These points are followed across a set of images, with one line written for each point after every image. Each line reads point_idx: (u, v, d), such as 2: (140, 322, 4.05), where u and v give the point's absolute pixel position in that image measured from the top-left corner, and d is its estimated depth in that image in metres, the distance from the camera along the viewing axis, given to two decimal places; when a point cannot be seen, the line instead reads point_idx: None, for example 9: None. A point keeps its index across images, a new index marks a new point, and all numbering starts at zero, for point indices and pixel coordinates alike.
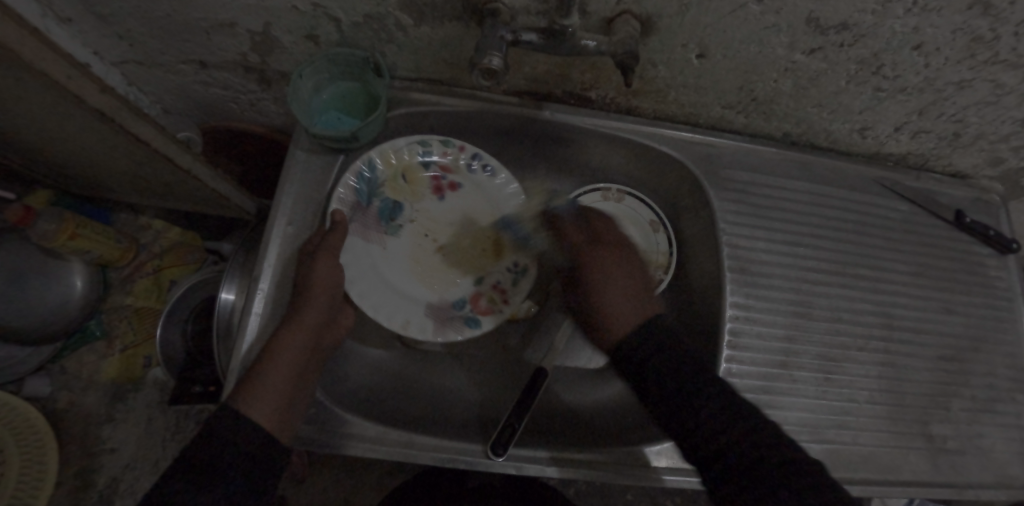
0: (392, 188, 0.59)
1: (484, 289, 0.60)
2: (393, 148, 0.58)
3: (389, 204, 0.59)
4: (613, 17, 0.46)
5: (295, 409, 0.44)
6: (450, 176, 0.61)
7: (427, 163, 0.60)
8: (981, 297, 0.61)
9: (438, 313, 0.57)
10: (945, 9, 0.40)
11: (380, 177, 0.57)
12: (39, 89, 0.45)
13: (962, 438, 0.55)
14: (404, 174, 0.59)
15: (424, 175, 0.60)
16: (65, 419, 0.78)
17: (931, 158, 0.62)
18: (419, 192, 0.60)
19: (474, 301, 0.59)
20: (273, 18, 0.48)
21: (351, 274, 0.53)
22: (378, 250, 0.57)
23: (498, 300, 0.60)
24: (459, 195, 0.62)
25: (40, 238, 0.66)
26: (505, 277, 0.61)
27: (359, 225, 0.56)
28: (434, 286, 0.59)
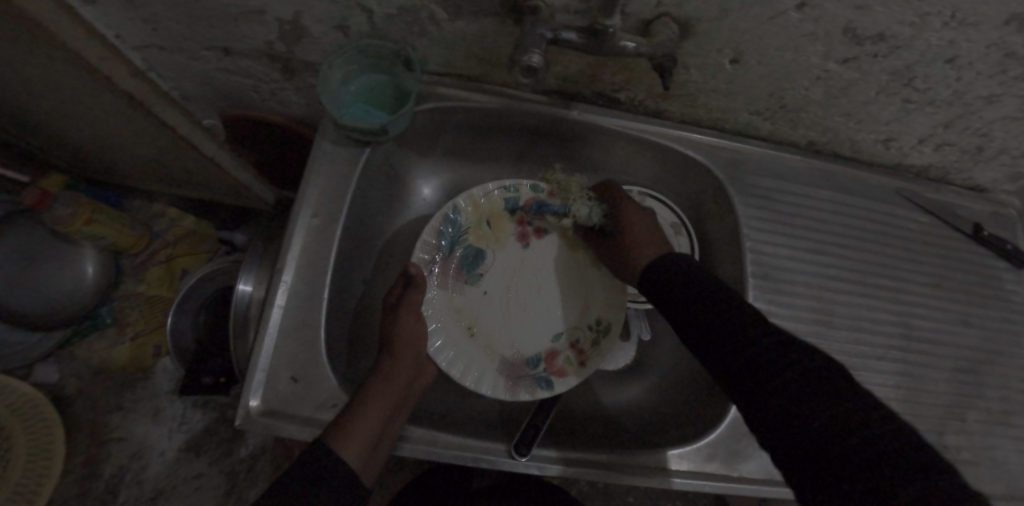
0: (473, 232, 0.60)
1: (561, 347, 0.57)
2: (480, 196, 0.60)
3: (471, 252, 0.60)
4: (652, 18, 0.46)
5: (380, 452, 0.43)
6: (535, 222, 0.62)
7: (513, 205, 0.61)
8: (997, 310, 0.61)
9: (510, 370, 0.55)
10: (983, 23, 0.40)
11: (465, 224, 0.60)
12: (67, 69, 0.44)
13: (976, 449, 0.56)
14: (497, 215, 0.61)
15: (510, 221, 0.62)
16: (71, 406, 0.77)
17: (952, 171, 0.62)
18: (503, 239, 0.61)
19: (548, 352, 0.57)
20: (307, 7, 0.47)
21: (434, 325, 0.55)
22: (457, 297, 0.58)
23: (574, 361, 0.56)
24: (540, 241, 0.62)
25: (56, 222, 0.67)
26: (588, 333, 0.58)
27: (439, 276, 0.58)
28: (512, 338, 0.57)
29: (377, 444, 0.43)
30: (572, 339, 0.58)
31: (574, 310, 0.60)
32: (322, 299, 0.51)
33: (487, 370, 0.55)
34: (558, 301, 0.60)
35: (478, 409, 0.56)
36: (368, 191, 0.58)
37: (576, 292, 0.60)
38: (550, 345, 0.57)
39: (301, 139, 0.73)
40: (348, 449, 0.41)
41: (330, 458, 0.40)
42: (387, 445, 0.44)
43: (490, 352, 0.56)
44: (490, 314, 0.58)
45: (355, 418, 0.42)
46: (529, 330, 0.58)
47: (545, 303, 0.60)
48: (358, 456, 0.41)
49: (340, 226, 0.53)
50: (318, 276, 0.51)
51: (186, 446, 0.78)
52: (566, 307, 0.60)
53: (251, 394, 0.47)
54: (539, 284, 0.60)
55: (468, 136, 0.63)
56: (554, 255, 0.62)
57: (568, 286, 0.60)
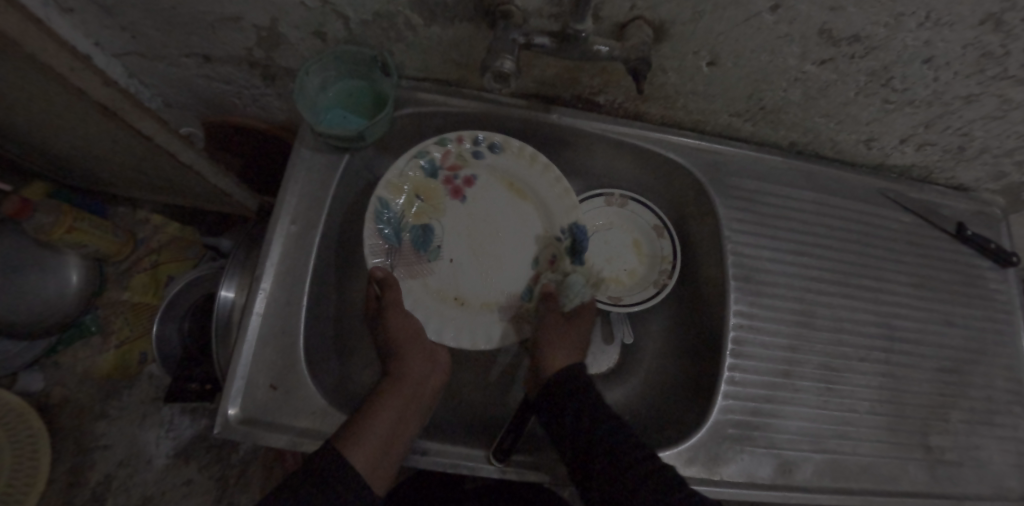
0: (410, 215, 0.57)
1: (543, 270, 0.59)
2: (397, 176, 0.56)
3: (418, 233, 0.57)
4: (625, 22, 0.46)
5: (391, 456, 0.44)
6: (461, 173, 0.59)
7: (433, 170, 0.58)
8: (981, 309, 0.61)
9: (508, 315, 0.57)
10: (957, 23, 0.40)
11: (399, 211, 0.56)
12: (39, 79, 0.44)
13: (960, 450, 0.56)
14: (427, 184, 0.58)
15: (439, 185, 0.59)
16: (58, 413, 0.77)
17: (935, 171, 0.62)
18: (440, 204, 0.59)
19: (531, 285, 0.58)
20: (281, 14, 0.47)
21: (422, 315, 0.54)
22: (433, 279, 0.57)
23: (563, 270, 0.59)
24: (477, 188, 0.60)
25: (36, 231, 0.66)
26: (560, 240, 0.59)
27: (402, 267, 0.56)
28: (497, 286, 0.58)
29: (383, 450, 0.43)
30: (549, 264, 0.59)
31: (534, 232, 0.60)
32: (300, 306, 0.51)
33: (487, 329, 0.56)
34: (524, 238, 0.60)
35: (459, 413, 0.56)
36: (348, 197, 0.58)
37: (537, 219, 0.60)
38: (531, 275, 0.59)
39: (283, 145, 0.73)
40: (358, 457, 0.41)
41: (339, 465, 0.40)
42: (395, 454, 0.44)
43: (479, 312, 0.57)
44: (467, 278, 0.58)
45: (364, 422, 0.44)
46: (508, 277, 0.58)
47: (512, 235, 0.60)
48: (365, 464, 0.41)
49: (319, 232, 0.53)
50: (297, 283, 0.51)
51: (173, 453, 0.78)
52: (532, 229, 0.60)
53: (230, 403, 0.46)
54: (496, 226, 0.59)
55: None
56: (497, 193, 0.60)
57: (525, 219, 0.60)
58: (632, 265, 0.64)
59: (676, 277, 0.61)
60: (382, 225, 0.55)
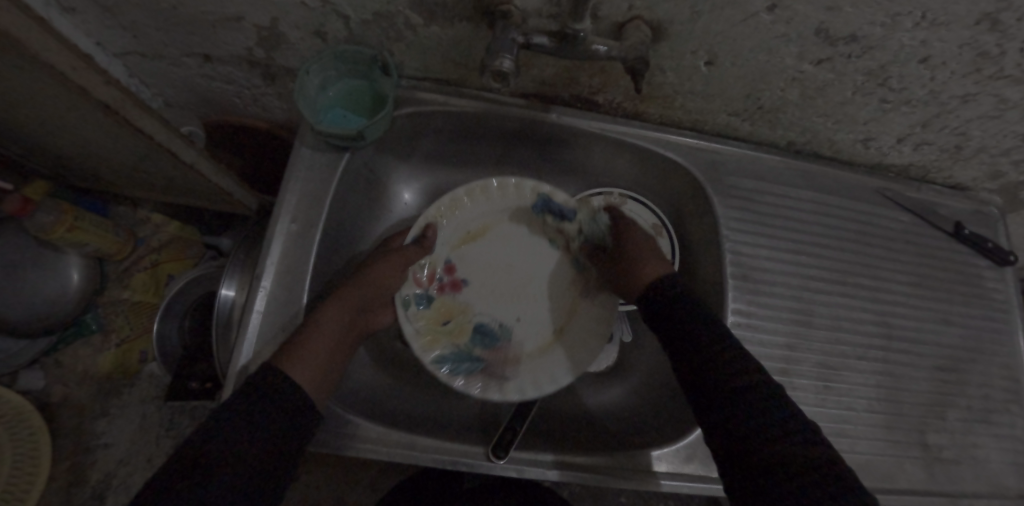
0: (456, 338, 0.56)
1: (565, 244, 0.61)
2: (416, 332, 0.55)
3: (480, 339, 0.57)
4: (624, 21, 0.46)
5: (330, 372, 0.45)
6: (441, 272, 0.59)
7: (428, 298, 0.57)
8: (978, 308, 0.62)
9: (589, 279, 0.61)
10: (953, 23, 0.40)
11: (450, 347, 0.55)
12: (40, 77, 0.44)
13: (958, 448, 0.56)
14: (437, 311, 0.57)
15: (443, 298, 0.58)
16: (58, 412, 0.77)
17: (932, 170, 0.62)
18: (459, 303, 0.58)
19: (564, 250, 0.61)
20: (281, 14, 0.47)
21: (541, 377, 0.55)
22: (528, 344, 0.57)
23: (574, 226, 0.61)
24: (461, 266, 0.60)
25: (36, 230, 0.67)
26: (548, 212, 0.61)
27: (507, 365, 0.55)
28: (551, 286, 0.60)
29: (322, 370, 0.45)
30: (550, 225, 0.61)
31: (527, 228, 0.61)
32: (300, 305, 0.51)
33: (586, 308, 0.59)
34: (528, 245, 0.61)
35: (457, 411, 0.56)
36: (348, 196, 0.58)
37: (517, 223, 0.61)
38: (564, 255, 0.61)
39: (283, 144, 0.73)
40: (299, 367, 0.43)
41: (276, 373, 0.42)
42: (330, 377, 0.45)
43: (574, 320, 0.59)
44: (540, 312, 0.59)
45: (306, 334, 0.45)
46: (547, 268, 0.61)
47: (517, 245, 0.61)
48: (303, 374, 0.43)
49: (319, 232, 0.53)
50: (297, 282, 0.51)
51: (173, 451, 0.78)
52: (524, 229, 0.61)
53: (231, 399, 0.47)
54: (504, 262, 0.60)
55: (448, 139, 0.64)
56: (474, 251, 0.60)
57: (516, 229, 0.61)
58: None
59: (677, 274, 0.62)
60: (462, 372, 0.53)
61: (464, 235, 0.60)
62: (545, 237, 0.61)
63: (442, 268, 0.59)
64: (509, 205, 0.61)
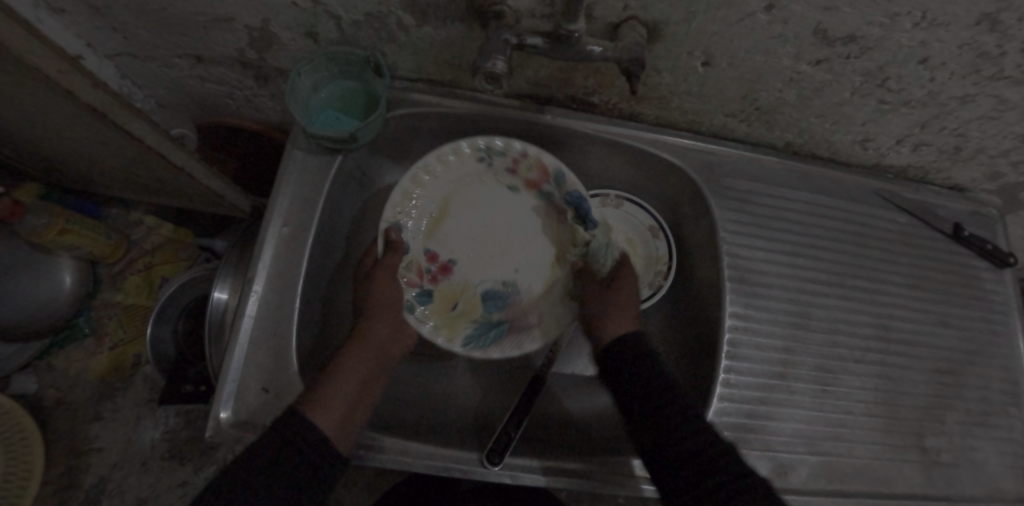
0: (472, 315, 0.56)
1: (527, 186, 0.60)
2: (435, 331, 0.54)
3: (491, 302, 0.57)
4: (619, 21, 0.45)
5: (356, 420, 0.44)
6: (428, 264, 0.57)
7: (426, 293, 0.56)
8: (977, 310, 0.61)
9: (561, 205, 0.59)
10: (952, 23, 0.40)
11: (469, 329, 0.55)
12: (28, 81, 0.43)
13: (956, 451, 0.55)
14: (441, 301, 0.56)
15: (440, 285, 0.57)
16: (51, 416, 0.77)
17: (931, 171, 0.62)
18: (458, 284, 0.57)
19: (528, 186, 0.60)
20: (271, 14, 0.47)
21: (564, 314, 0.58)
22: (533, 288, 0.58)
23: (528, 164, 0.59)
24: (443, 249, 0.58)
25: (28, 233, 0.66)
26: (494, 157, 0.59)
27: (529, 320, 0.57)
28: (526, 221, 0.60)
29: (351, 417, 0.43)
30: (500, 170, 0.59)
31: (483, 183, 0.59)
32: (292, 309, 0.50)
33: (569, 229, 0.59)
34: (496, 199, 0.60)
35: (452, 415, 0.56)
36: (341, 199, 0.58)
37: (471, 185, 0.59)
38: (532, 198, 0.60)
39: (277, 145, 0.73)
40: (326, 419, 0.41)
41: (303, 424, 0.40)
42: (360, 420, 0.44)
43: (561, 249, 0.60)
44: (531, 254, 0.59)
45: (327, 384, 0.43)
46: (519, 211, 0.60)
47: (485, 203, 0.59)
48: (333, 427, 0.41)
49: (311, 235, 0.53)
50: (290, 286, 0.51)
51: (168, 455, 0.77)
52: (479, 184, 0.59)
53: (222, 405, 0.46)
54: (478, 229, 0.59)
55: (442, 141, 0.63)
56: (448, 231, 0.58)
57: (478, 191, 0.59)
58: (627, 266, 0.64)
59: (672, 276, 0.62)
60: (492, 340, 0.55)
61: (436, 219, 0.58)
62: (504, 184, 0.60)
63: (426, 261, 0.57)
64: (459, 173, 0.58)
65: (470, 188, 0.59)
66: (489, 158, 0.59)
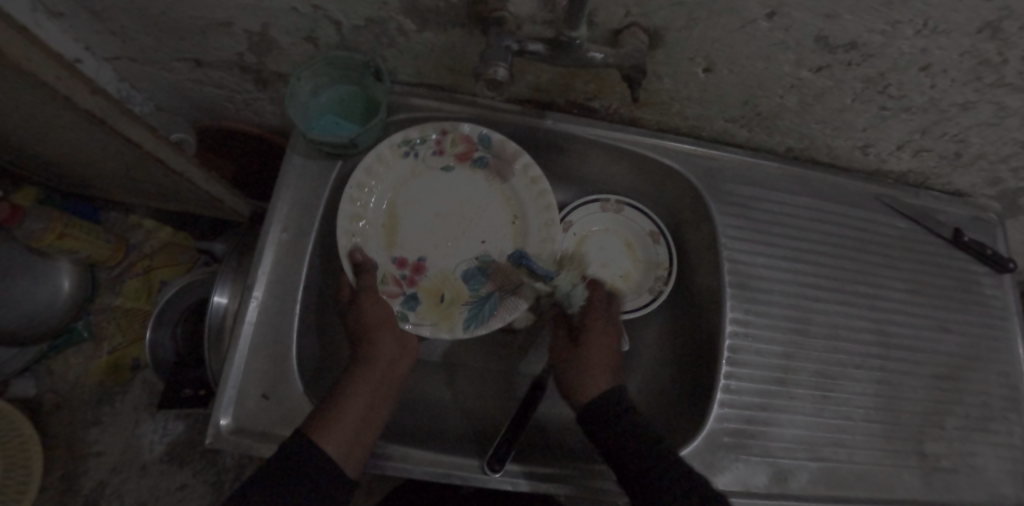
0: (462, 299, 0.55)
1: (456, 162, 0.58)
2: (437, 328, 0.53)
3: (474, 279, 0.57)
4: (620, 28, 0.45)
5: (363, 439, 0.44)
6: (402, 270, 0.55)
7: (411, 297, 0.54)
8: (976, 315, 0.61)
9: (497, 166, 0.58)
10: (954, 31, 0.40)
11: (467, 312, 0.55)
12: (26, 87, 0.43)
13: (955, 457, 0.56)
14: (428, 298, 0.55)
15: (422, 283, 0.56)
16: (50, 420, 0.77)
17: (931, 176, 0.62)
18: (438, 278, 0.56)
19: (461, 160, 0.58)
20: (271, 19, 0.46)
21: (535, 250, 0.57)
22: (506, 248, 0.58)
23: (450, 140, 0.57)
24: (407, 252, 0.56)
25: (26, 237, 0.66)
26: (418, 148, 0.57)
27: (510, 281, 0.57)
28: (467, 189, 0.58)
29: (355, 440, 0.43)
30: (428, 157, 0.57)
31: (416, 175, 0.57)
32: (292, 314, 0.50)
33: (512, 185, 0.58)
34: (440, 185, 0.58)
35: (452, 421, 0.56)
36: None
37: (407, 182, 0.57)
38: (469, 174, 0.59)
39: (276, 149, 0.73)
40: (328, 442, 0.42)
41: (310, 449, 0.41)
42: (366, 443, 0.44)
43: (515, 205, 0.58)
44: (491, 218, 0.58)
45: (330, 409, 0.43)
46: (463, 185, 0.58)
47: (429, 192, 0.58)
48: (338, 450, 0.42)
49: (311, 240, 0.53)
50: (290, 292, 0.51)
51: (168, 458, 0.77)
52: (416, 177, 0.57)
53: (222, 412, 0.46)
54: (430, 220, 0.58)
55: None
56: (405, 233, 0.57)
57: (416, 186, 0.58)
58: (627, 270, 0.64)
59: (672, 281, 0.62)
60: (490, 312, 0.54)
61: (392, 226, 0.56)
62: (437, 169, 0.58)
63: (397, 268, 0.55)
64: (394, 175, 0.56)
65: (412, 185, 0.57)
66: (411, 148, 0.56)
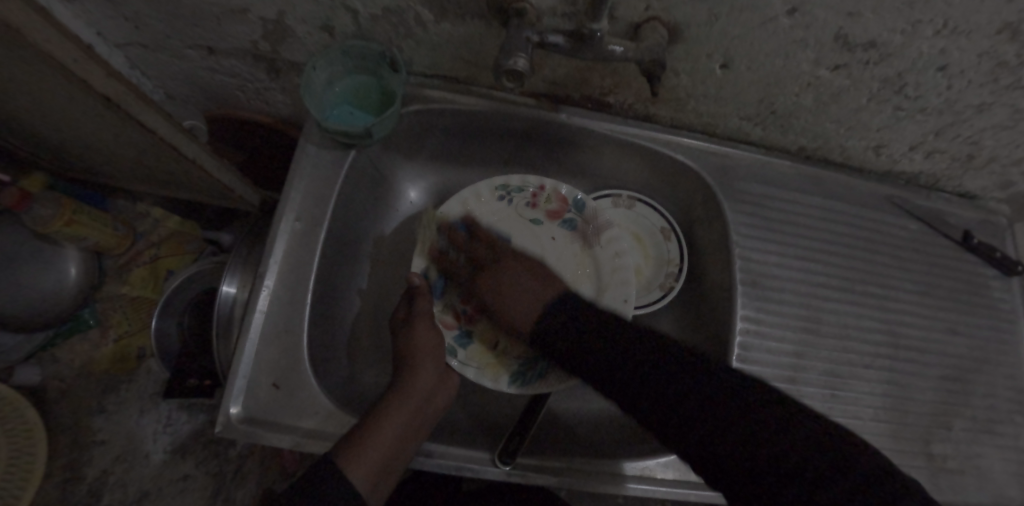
0: (515, 350, 0.55)
1: (544, 216, 0.61)
2: (473, 367, 0.53)
3: None
4: (641, 22, 0.45)
5: (392, 470, 0.42)
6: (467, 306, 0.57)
7: (468, 335, 0.56)
8: (984, 317, 0.61)
9: (585, 231, 0.60)
10: (974, 32, 0.40)
11: (511, 366, 0.54)
12: (41, 69, 0.43)
13: (962, 458, 0.56)
14: (482, 341, 0.56)
15: (479, 324, 0.57)
16: (54, 409, 0.76)
17: (942, 179, 0.62)
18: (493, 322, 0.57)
19: (551, 217, 0.61)
20: (288, 7, 0.46)
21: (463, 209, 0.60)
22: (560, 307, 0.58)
23: (550, 196, 0.61)
24: None
25: (35, 224, 0.66)
26: (519, 196, 0.61)
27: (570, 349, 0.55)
28: (548, 245, 0.60)
29: (384, 474, 0.42)
30: (522, 206, 0.61)
31: (505, 220, 0.61)
32: (304, 304, 0.50)
33: (597, 253, 0.59)
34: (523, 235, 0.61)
35: (462, 415, 0.56)
36: (354, 194, 0.57)
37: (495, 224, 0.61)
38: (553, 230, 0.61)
39: (287, 139, 0.72)
40: (354, 471, 0.40)
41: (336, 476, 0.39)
42: (391, 475, 0.43)
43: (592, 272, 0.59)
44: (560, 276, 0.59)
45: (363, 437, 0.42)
46: (543, 240, 0.61)
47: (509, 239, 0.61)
48: (364, 480, 0.40)
49: (324, 230, 0.52)
50: (302, 281, 0.50)
51: (172, 448, 0.77)
52: (504, 220, 0.61)
53: (232, 401, 0.46)
54: None
55: (455, 138, 0.63)
56: (477, 271, 0.59)
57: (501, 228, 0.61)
58: (637, 268, 0.64)
59: (683, 278, 0.62)
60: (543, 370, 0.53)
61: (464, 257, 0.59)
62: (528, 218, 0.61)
63: (461, 302, 0.58)
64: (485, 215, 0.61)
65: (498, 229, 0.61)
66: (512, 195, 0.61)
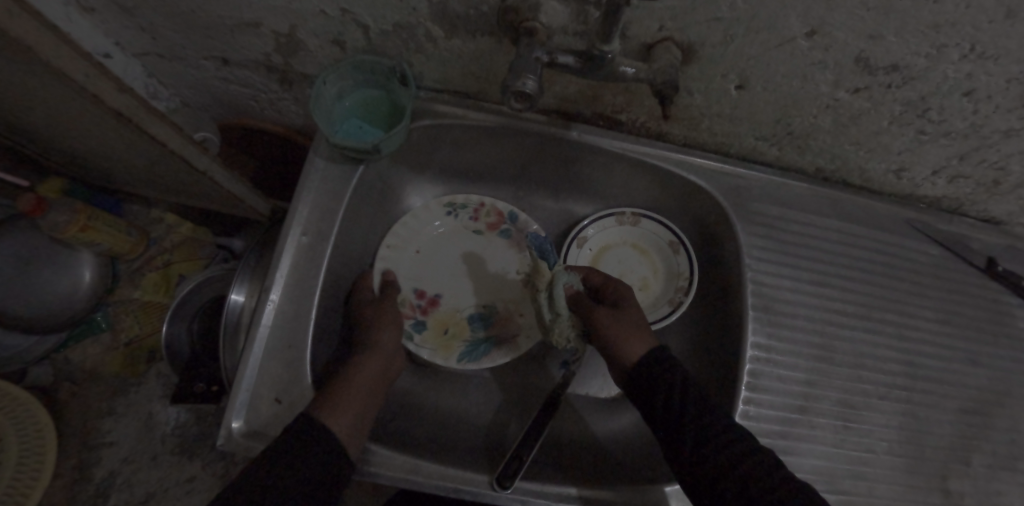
0: (463, 335, 0.59)
1: (484, 228, 0.64)
2: (431, 350, 0.57)
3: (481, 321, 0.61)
4: (653, 42, 0.44)
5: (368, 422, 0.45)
6: (421, 299, 0.60)
7: (421, 323, 0.59)
8: (1008, 348, 0.59)
9: (518, 239, 0.64)
10: (1003, 57, 0.38)
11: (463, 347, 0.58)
12: (56, 83, 0.44)
13: (982, 495, 0.53)
14: (437, 328, 0.60)
15: (433, 315, 0.60)
16: (65, 409, 0.78)
17: (967, 203, 0.60)
18: (445, 313, 0.61)
19: (491, 229, 0.64)
20: (300, 21, 0.46)
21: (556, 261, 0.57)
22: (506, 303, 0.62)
23: (489, 212, 0.65)
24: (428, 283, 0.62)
25: (51, 228, 0.67)
26: (459, 212, 0.64)
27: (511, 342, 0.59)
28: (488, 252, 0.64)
29: (360, 422, 0.44)
30: (466, 220, 0.64)
31: (446, 232, 0.64)
32: (308, 318, 0.50)
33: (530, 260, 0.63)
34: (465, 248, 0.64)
35: (463, 433, 0.55)
36: (362, 208, 0.57)
37: (438, 236, 0.64)
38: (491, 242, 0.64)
39: (299, 149, 0.73)
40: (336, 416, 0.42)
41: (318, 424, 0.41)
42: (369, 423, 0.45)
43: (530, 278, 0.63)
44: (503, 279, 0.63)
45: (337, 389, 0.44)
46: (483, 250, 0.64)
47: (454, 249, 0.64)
48: (347, 423, 0.43)
49: (331, 245, 0.52)
50: (306, 296, 0.50)
51: (178, 451, 0.78)
52: (444, 232, 0.64)
53: (233, 415, 0.45)
54: (451, 266, 0.63)
55: (465, 152, 0.62)
56: (425, 269, 0.62)
57: (443, 239, 0.64)
58: (645, 284, 0.63)
59: (693, 293, 0.60)
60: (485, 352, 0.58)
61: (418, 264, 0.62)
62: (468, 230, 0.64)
63: (416, 296, 0.60)
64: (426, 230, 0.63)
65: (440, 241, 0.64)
66: (453, 212, 0.64)
